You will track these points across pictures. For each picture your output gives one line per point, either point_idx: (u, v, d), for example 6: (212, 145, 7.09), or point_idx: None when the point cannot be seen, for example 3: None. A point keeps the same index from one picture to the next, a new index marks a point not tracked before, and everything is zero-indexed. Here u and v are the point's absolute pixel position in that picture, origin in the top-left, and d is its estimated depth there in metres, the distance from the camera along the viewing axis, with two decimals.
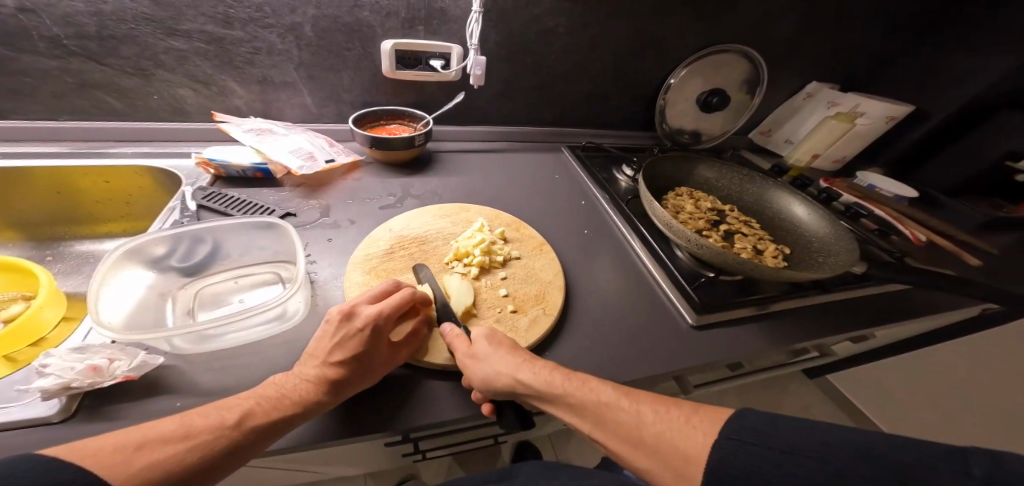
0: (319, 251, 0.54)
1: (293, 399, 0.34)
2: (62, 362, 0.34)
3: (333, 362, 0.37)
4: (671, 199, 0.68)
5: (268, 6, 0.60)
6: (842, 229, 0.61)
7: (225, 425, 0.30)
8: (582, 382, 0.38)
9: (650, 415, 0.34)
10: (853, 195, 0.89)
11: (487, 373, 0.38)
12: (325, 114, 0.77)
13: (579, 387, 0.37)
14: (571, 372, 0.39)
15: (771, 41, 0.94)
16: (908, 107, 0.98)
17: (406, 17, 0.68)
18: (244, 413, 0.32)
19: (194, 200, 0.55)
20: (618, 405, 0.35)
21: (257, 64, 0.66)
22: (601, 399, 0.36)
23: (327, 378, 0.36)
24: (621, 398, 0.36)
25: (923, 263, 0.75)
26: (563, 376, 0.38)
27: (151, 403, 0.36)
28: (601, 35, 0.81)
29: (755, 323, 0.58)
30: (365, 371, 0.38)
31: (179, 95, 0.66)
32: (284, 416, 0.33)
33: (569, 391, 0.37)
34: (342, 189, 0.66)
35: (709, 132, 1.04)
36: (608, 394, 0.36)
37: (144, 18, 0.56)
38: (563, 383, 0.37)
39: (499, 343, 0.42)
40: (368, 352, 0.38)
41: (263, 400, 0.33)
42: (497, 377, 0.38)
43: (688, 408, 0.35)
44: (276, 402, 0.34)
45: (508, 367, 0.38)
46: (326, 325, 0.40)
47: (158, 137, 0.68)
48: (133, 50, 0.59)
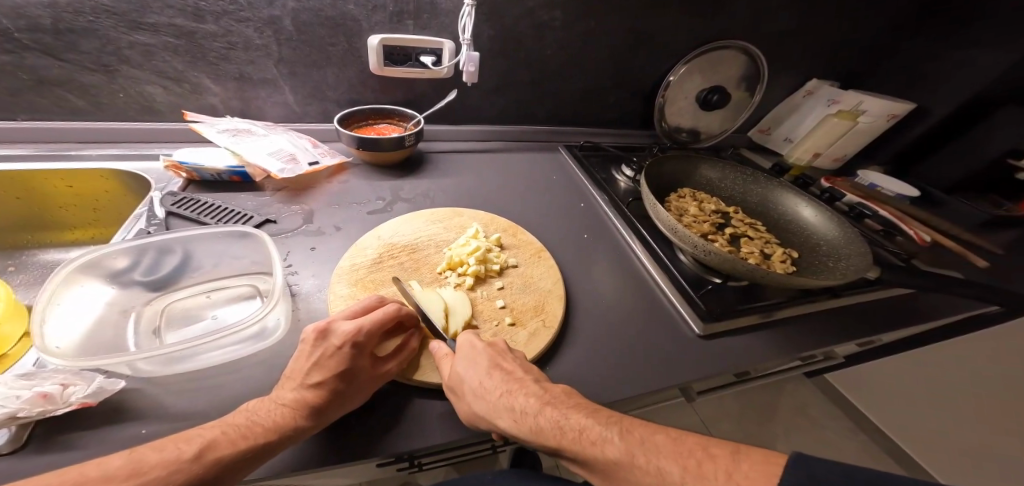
0: (301, 260, 0.50)
1: (268, 425, 0.31)
2: (6, 390, 0.30)
3: (314, 381, 0.34)
4: (673, 201, 0.66)
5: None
6: (851, 231, 0.59)
7: (182, 458, 0.26)
8: (582, 433, 0.33)
9: (674, 473, 0.29)
10: (856, 195, 0.88)
11: (478, 410, 0.36)
12: (309, 114, 0.73)
13: (582, 442, 0.33)
14: (568, 415, 0.34)
15: (772, 37, 0.91)
16: (909, 105, 0.96)
17: (393, 10, 0.64)
18: (207, 444, 0.28)
19: (163, 207, 0.51)
20: (630, 462, 0.31)
21: (233, 61, 0.61)
22: (609, 457, 0.31)
23: (310, 401, 0.33)
24: (633, 453, 0.31)
25: (929, 264, 0.74)
26: (559, 424, 0.34)
27: (114, 431, 0.32)
28: (598, 30, 0.78)
29: (764, 330, 0.56)
30: (352, 390, 0.35)
31: (149, 92, 0.61)
32: (253, 446, 0.29)
33: (578, 441, 0.33)
34: (328, 192, 0.62)
35: (708, 130, 1.02)
36: (622, 448, 0.32)
37: (104, 9, 0.52)
38: (558, 433, 0.34)
39: (487, 366, 0.38)
40: (353, 368, 0.35)
41: (233, 428, 0.30)
42: (482, 417, 0.36)
43: (719, 458, 0.29)
44: (246, 430, 0.30)
45: (500, 400, 0.36)
46: (305, 343, 0.36)
47: (127, 138, 0.63)
48: (94, 45, 0.54)
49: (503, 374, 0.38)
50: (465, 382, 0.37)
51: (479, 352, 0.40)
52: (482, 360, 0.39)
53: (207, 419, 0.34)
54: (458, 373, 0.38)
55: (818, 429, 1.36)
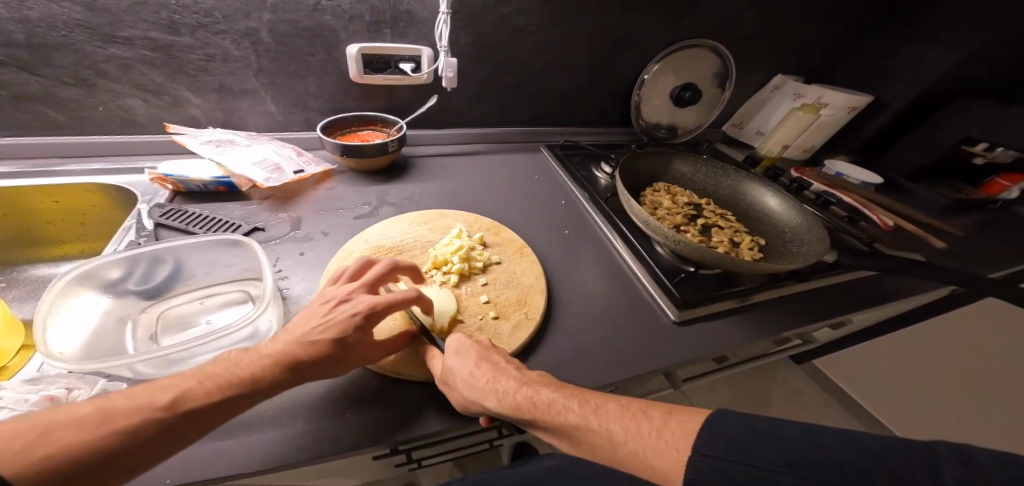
0: (290, 266, 0.51)
1: (246, 377, 0.32)
2: (13, 394, 0.32)
3: (313, 342, 0.36)
4: (648, 195, 0.69)
5: (219, 12, 0.57)
6: (812, 218, 0.63)
7: (156, 406, 0.28)
8: (550, 405, 0.35)
9: (619, 433, 0.32)
10: (822, 183, 0.92)
11: (469, 396, 0.37)
12: (292, 122, 0.74)
13: (550, 413, 0.35)
14: (539, 392, 0.37)
15: (740, 34, 0.95)
16: (865, 98, 1.01)
17: (371, 20, 0.66)
18: (183, 393, 0.29)
19: (151, 219, 0.52)
20: (587, 426, 0.33)
21: (212, 72, 0.63)
22: (570, 423, 0.34)
23: (299, 360, 0.35)
24: (589, 418, 0.34)
25: (891, 247, 0.78)
26: (532, 399, 0.36)
27: None
28: (571, 34, 0.81)
29: (738, 315, 0.60)
30: (340, 358, 0.37)
31: (128, 105, 0.62)
32: (228, 397, 0.31)
33: (548, 412, 0.35)
34: (314, 199, 0.63)
35: (684, 125, 1.06)
36: (581, 414, 0.34)
37: (77, 24, 0.52)
38: (531, 408, 0.36)
39: (472, 365, 0.39)
40: (351, 338, 0.37)
41: (211, 378, 0.31)
42: (470, 400, 0.37)
43: (655, 420, 0.32)
44: (224, 381, 0.31)
45: (486, 384, 0.37)
46: (318, 308, 0.39)
47: (110, 151, 0.64)
48: (70, 59, 0.55)
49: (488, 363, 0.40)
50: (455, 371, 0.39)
51: (466, 349, 0.42)
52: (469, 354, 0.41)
53: None
54: (449, 366, 0.40)
55: (807, 413, 1.40)
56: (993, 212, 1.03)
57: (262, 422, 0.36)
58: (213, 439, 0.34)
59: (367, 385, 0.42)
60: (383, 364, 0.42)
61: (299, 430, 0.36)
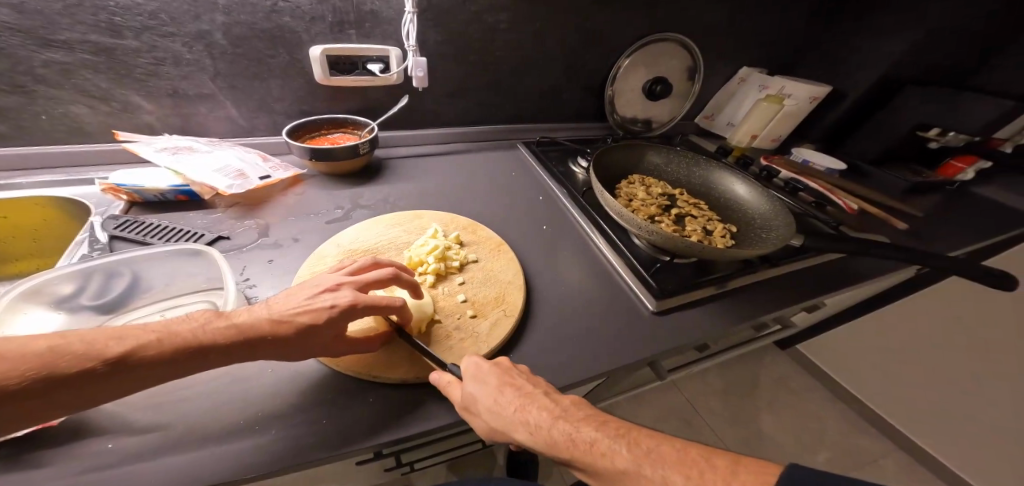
0: (258, 274, 0.50)
1: (202, 342, 0.31)
2: None
3: (286, 324, 0.35)
4: (623, 188, 0.70)
5: (166, 14, 0.55)
6: (779, 204, 0.65)
7: (100, 357, 0.27)
8: (593, 445, 0.34)
9: (676, 482, 0.29)
10: (790, 171, 0.96)
11: (494, 424, 0.38)
12: (256, 127, 0.72)
13: (592, 453, 0.33)
14: (579, 429, 0.35)
15: (705, 27, 0.97)
16: (825, 87, 1.05)
17: (334, 20, 0.64)
18: (136, 346, 0.29)
19: (105, 231, 0.50)
20: (637, 473, 0.31)
21: (164, 76, 0.60)
22: (617, 467, 0.32)
23: (262, 338, 0.34)
24: (641, 465, 0.31)
25: (856, 230, 0.81)
26: (571, 437, 0.35)
27: (81, 446, 0.32)
28: (540, 30, 0.81)
29: (714, 302, 0.61)
30: (302, 344, 0.36)
31: (74, 113, 0.59)
32: (177, 361, 0.30)
33: (588, 449, 0.34)
34: (284, 205, 0.62)
35: (658, 118, 1.08)
36: (630, 459, 0.32)
37: (8, 27, 0.49)
38: (571, 447, 0.34)
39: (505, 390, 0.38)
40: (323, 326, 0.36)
41: (171, 336, 0.31)
42: (501, 430, 0.37)
43: (719, 472, 0.29)
44: (179, 342, 0.31)
45: (515, 415, 0.37)
46: (307, 295, 0.38)
47: (59, 163, 0.61)
48: (3, 65, 0.51)
49: (516, 390, 0.38)
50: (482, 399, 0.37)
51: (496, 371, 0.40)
52: (491, 380, 0.39)
53: (173, 429, 0.34)
54: (471, 392, 0.38)
55: (792, 395, 1.45)
56: (950, 193, 1.08)
57: (231, 433, 0.35)
58: (178, 452, 0.33)
59: (342, 390, 0.41)
60: (356, 367, 0.41)
61: (271, 439, 0.35)
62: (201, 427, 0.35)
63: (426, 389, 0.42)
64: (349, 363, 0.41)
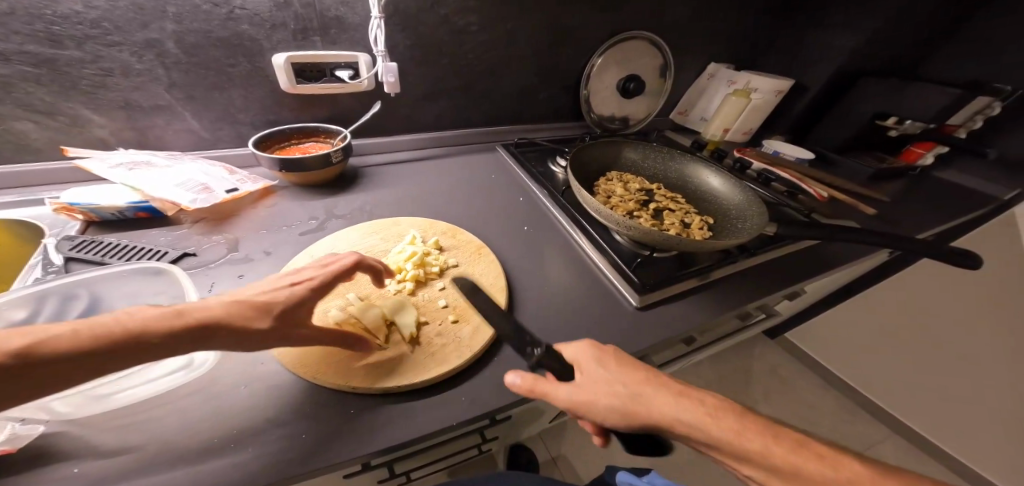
0: (228, 289, 0.48)
1: (149, 339, 0.28)
2: None
3: (249, 317, 0.33)
4: (602, 185, 0.70)
5: (110, 22, 0.52)
6: (752, 194, 0.66)
7: (3, 352, 0.23)
8: (692, 419, 0.34)
9: (778, 453, 0.31)
10: (762, 162, 0.99)
11: (581, 398, 0.36)
12: (221, 139, 0.70)
13: (694, 428, 0.34)
14: (675, 402, 0.35)
15: (671, 25, 0.99)
16: (788, 81, 1.08)
17: (296, 27, 0.63)
18: (41, 339, 0.25)
19: (60, 253, 0.47)
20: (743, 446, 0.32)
21: (114, 88, 0.57)
22: (724, 441, 0.33)
23: (210, 322, 0.31)
24: (748, 439, 0.32)
25: (828, 216, 0.84)
26: (669, 412, 0.34)
27: (41, 473, 0.30)
28: (510, 32, 0.81)
29: (696, 294, 0.62)
30: (263, 333, 0.34)
31: (19, 130, 0.55)
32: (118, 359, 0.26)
33: (723, 430, 0.33)
34: (254, 218, 0.60)
35: (634, 117, 1.10)
36: (734, 433, 0.33)
37: None
38: (671, 424, 0.34)
39: (625, 375, 0.37)
40: (282, 310, 0.35)
41: (90, 324, 0.26)
42: (584, 404, 0.36)
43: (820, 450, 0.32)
44: (102, 329, 0.27)
45: (610, 394, 0.36)
46: (270, 287, 0.37)
47: (8, 183, 0.57)
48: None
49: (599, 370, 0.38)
50: (602, 380, 0.37)
51: (598, 352, 0.40)
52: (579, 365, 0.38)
53: (142, 451, 0.32)
54: (592, 373, 0.38)
55: (781, 381, 1.49)
56: (912, 178, 1.14)
57: (202, 454, 0.33)
58: (145, 477, 0.31)
59: (321, 404, 0.39)
60: (333, 378, 0.40)
61: (245, 459, 0.33)
62: (173, 448, 0.33)
63: (410, 398, 0.41)
64: (322, 374, 0.40)
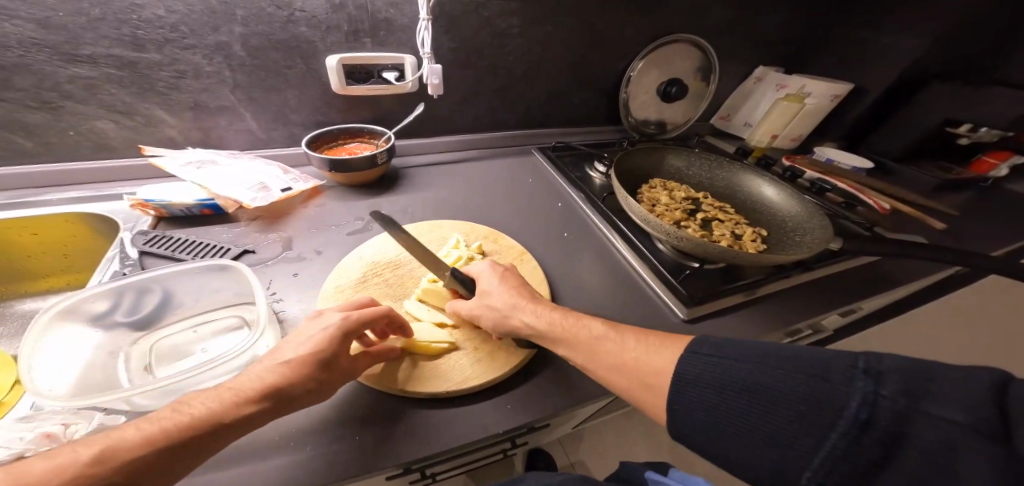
0: (285, 288, 0.49)
1: (216, 417, 0.29)
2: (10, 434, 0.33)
3: (297, 367, 0.34)
4: (645, 192, 0.68)
5: (185, 26, 0.55)
6: (811, 206, 0.63)
7: (80, 463, 0.23)
8: (578, 320, 0.42)
9: (632, 342, 0.39)
10: (815, 171, 0.94)
11: (497, 314, 0.44)
12: (274, 138, 0.73)
13: (577, 327, 0.42)
14: (562, 314, 0.43)
15: (720, 24, 0.95)
16: (848, 86, 1.02)
17: (349, 29, 0.65)
18: (113, 443, 0.25)
19: (135, 247, 0.50)
20: (608, 338, 0.40)
21: (185, 89, 0.61)
22: (596, 334, 0.41)
23: (264, 388, 0.32)
24: (610, 334, 0.40)
25: (891, 230, 0.78)
26: (563, 317, 0.43)
27: None
28: (553, 33, 0.80)
29: (746, 309, 0.59)
30: (321, 385, 0.35)
31: (100, 129, 0.60)
32: (188, 439, 0.27)
33: (558, 326, 0.42)
34: (305, 217, 0.62)
35: (673, 121, 1.07)
36: (603, 330, 0.41)
37: (34, 42, 0.50)
38: (563, 323, 0.42)
39: (508, 285, 0.47)
40: (329, 357, 0.36)
41: (156, 421, 0.27)
42: (496, 317, 0.44)
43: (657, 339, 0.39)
44: (171, 422, 0.27)
45: (517, 303, 0.44)
46: (298, 342, 0.36)
47: (89, 179, 0.62)
48: (30, 81, 0.52)
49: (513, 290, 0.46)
50: (486, 290, 0.46)
51: (499, 271, 0.49)
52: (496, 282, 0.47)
53: None
54: (483, 286, 0.47)
55: None
56: (982, 190, 1.05)
57: (267, 450, 0.34)
58: (220, 469, 0.32)
59: (373, 407, 0.40)
60: (385, 381, 0.40)
61: (306, 456, 0.34)
62: (238, 444, 0.34)
63: (458, 404, 0.41)
64: (383, 379, 0.40)
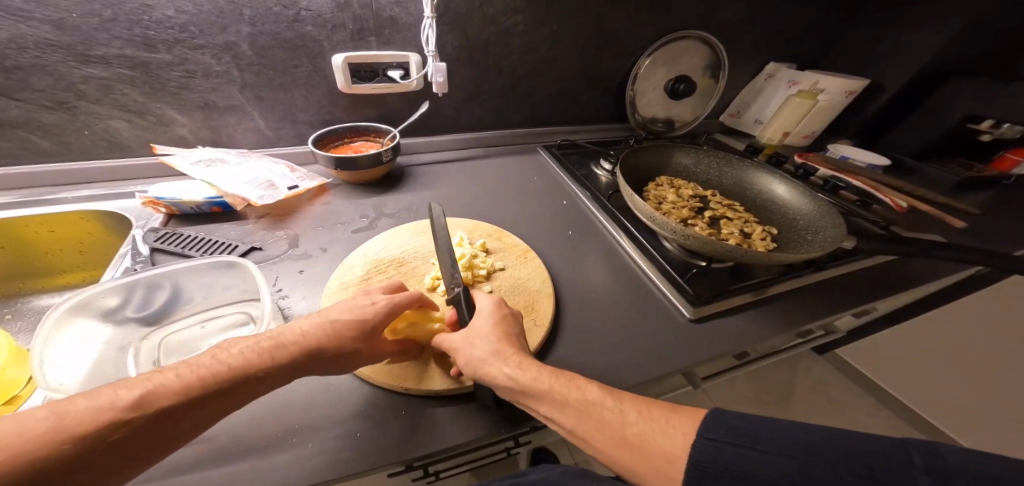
0: (290, 285, 0.50)
1: (244, 373, 0.30)
2: None
3: (331, 333, 0.35)
4: (651, 191, 0.68)
5: (195, 26, 0.56)
6: (824, 202, 0.62)
7: (117, 407, 0.25)
8: (570, 378, 0.37)
9: (631, 414, 0.33)
10: (828, 168, 0.91)
11: (475, 363, 0.38)
12: (282, 137, 0.73)
13: (568, 386, 0.36)
14: (550, 369, 0.37)
15: (731, 19, 0.93)
16: (863, 81, 0.99)
17: (354, 28, 0.65)
18: (152, 390, 0.26)
19: (146, 244, 0.51)
20: (603, 404, 0.34)
21: (195, 89, 0.62)
22: (588, 398, 0.35)
23: (303, 349, 0.34)
24: (607, 398, 0.35)
25: (908, 229, 0.76)
26: (551, 372, 0.37)
27: None
28: (559, 29, 0.80)
29: (753, 309, 0.57)
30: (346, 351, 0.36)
31: (113, 128, 0.61)
32: (216, 389, 0.28)
33: (544, 381, 0.36)
34: (311, 215, 0.62)
35: (682, 118, 1.05)
36: (598, 393, 0.35)
37: (48, 44, 0.51)
38: (551, 379, 0.36)
39: (496, 331, 0.41)
40: (371, 327, 0.37)
41: (191, 370, 0.28)
42: (476, 366, 0.38)
43: (656, 411, 0.34)
44: (206, 371, 0.29)
45: (499, 351, 0.38)
46: (350, 305, 0.38)
47: (103, 177, 0.63)
48: (46, 81, 0.53)
49: (495, 338, 0.40)
50: (478, 329, 0.41)
51: (500, 310, 0.43)
52: (480, 325, 0.41)
53: (216, 441, 0.34)
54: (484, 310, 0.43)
55: (832, 403, 1.37)
56: (1005, 188, 1.01)
57: (268, 447, 0.34)
58: (224, 465, 0.33)
59: (376, 403, 0.40)
60: (388, 378, 0.40)
61: (308, 452, 0.35)
62: (243, 439, 0.35)
63: (461, 401, 0.41)
64: (394, 378, 0.41)
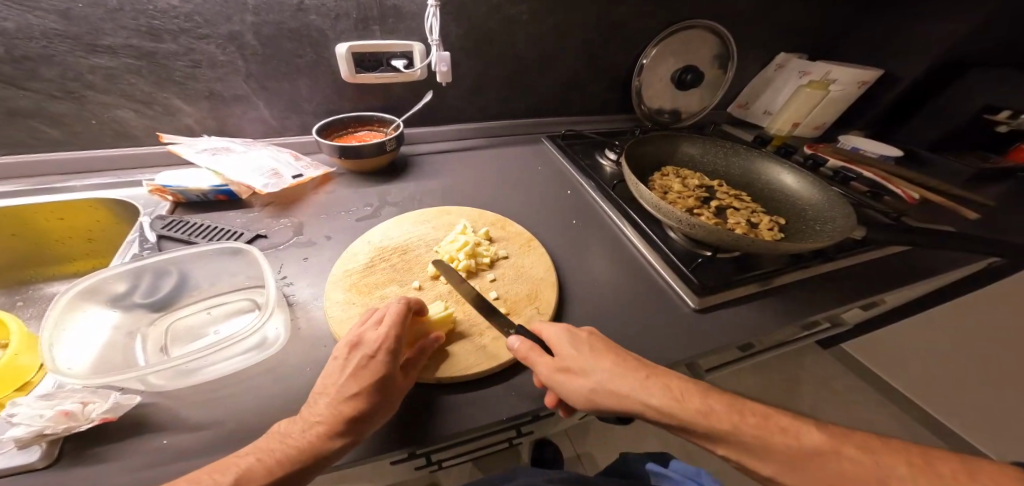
0: (295, 272, 0.50)
1: (312, 452, 0.30)
2: (31, 410, 0.31)
3: (357, 397, 0.33)
4: (657, 180, 0.67)
5: (199, 15, 0.56)
6: (833, 194, 0.60)
7: None
8: (726, 411, 0.35)
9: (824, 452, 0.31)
10: (839, 159, 0.90)
11: (604, 397, 0.36)
12: (287, 127, 0.73)
13: (727, 420, 0.34)
14: (697, 402, 0.35)
15: (742, 8, 0.91)
16: (877, 71, 0.97)
17: (358, 17, 0.64)
18: (241, 474, 0.28)
19: (154, 231, 0.52)
20: (774, 440, 0.33)
21: (200, 79, 0.62)
22: (769, 432, 0.33)
23: (349, 418, 0.32)
24: (777, 433, 0.33)
25: (921, 221, 0.74)
26: (699, 404, 0.35)
27: (142, 441, 0.33)
28: (565, 18, 0.78)
29: (759, 300, 0.57)
30: (389, 392, 0.35)
31: (120, 117, 0.61)
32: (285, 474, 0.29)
33: (697, 416, 0.34)
34: (316, 203, 0.62)
35: (687, 109, 1.03)
36: (765, 428, 0.33)
37: (55, 34, 0.51)
38: (703, 412, 0.34)
39: (609, 357, 0.38)
40: (383, 381, 0.34)
41: (265, 455, 0.30)
42: (599, 399, 0.36)
43: (848, 452, 0.31)
44: (277, 455, 0.30)
45: (628, 384, 0.36)
46: (357, 362, 0.35)
47: (111, 166, 0.64)
48: (55, 72, 0.54)
49: (612, 367, 0.37)
50: (577, 356, 0.38)
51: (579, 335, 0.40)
52: (584, 350, 0.39)
53: (221, 427, 0.34)
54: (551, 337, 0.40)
55: (839, 397, 1.35)
56: None
57: None
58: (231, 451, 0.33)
59: None
60: None
61: None
62: (249, 424, 0.35)
63: (463, 387, 0.41)
64: None
